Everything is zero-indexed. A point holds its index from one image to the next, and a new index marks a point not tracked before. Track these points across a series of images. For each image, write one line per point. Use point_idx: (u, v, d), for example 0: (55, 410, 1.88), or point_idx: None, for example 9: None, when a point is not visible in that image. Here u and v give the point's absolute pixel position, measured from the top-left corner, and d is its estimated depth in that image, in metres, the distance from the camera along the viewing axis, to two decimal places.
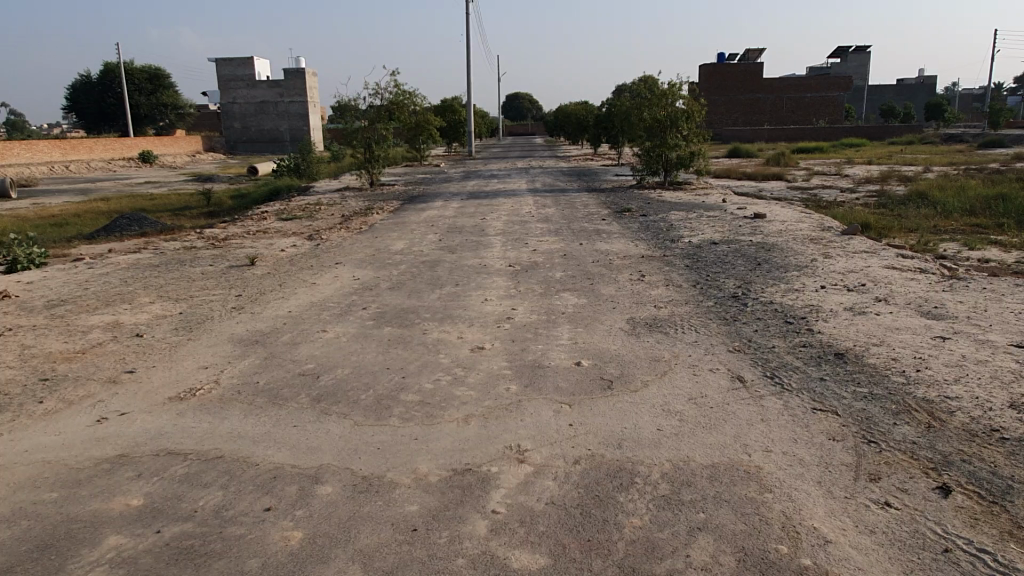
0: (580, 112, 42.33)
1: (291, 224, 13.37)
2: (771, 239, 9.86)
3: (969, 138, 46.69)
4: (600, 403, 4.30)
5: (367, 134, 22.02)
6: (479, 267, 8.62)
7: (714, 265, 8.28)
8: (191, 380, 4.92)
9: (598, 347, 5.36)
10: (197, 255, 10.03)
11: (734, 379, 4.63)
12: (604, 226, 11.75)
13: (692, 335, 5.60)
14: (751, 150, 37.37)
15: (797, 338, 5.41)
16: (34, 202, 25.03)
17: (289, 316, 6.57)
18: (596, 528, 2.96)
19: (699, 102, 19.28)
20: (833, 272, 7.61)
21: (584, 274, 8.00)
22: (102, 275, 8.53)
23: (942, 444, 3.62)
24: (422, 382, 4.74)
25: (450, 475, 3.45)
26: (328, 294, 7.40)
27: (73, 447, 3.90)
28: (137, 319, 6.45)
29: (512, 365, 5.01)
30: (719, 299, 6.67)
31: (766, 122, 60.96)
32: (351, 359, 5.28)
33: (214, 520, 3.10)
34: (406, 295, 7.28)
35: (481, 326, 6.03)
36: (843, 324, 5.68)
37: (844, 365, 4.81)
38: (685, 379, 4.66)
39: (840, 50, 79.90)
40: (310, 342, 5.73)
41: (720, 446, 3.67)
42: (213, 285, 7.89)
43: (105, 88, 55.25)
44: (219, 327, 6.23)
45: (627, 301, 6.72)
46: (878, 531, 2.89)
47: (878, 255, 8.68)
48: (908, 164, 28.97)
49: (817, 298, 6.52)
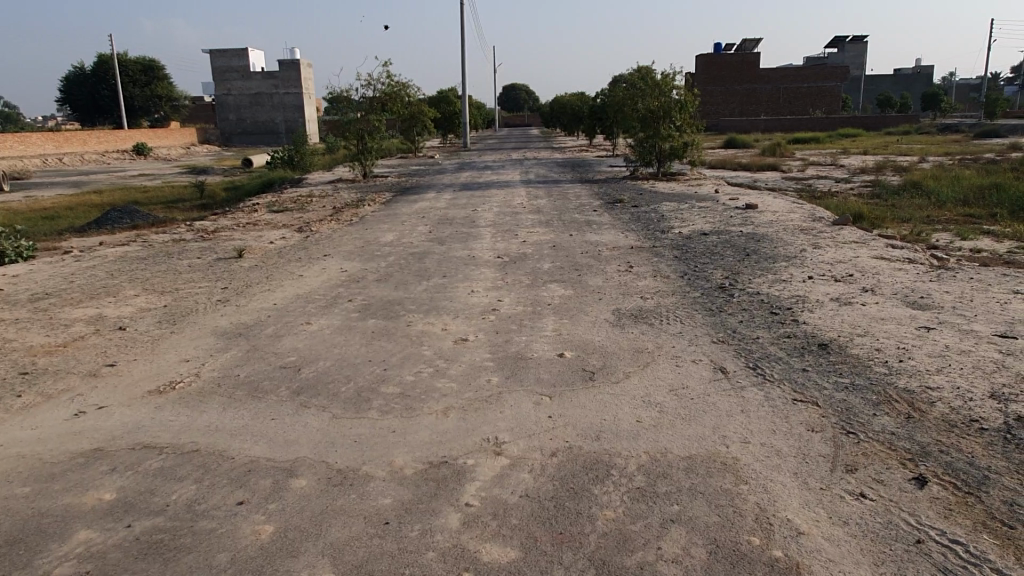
0: (576, 103, 42.15)
1: (282, 216, 13.31)
2: (763, 231, 9.81)
3: (966, 128, 46.61)
4: (580, 395, 4.27)
5: (360, 125, 21.88)
6: (468, 259, 8.59)
7: (703, 255, 8.25)
8: (172, 374, 4.88)
9: (581, 338, 5.34)
10: (186, 248, 9.97)
11: (717, 370, 4.61)
12: (595, 217, 11.70)
13: (677, 326, 5.58)
14: (747, 141, 37.25)
15: (782, 329, 5.39)
16: (27, 195, 24.95)
17: (274, 308, 6.55)
18: (569, 521, 2.94)
19: (694, 92, 19.15)
20: (822, 262, 7.58)
21: (572, 265, 7.97)
22: (88, 269, 8.47)
23: (920, 435, 3.61)
24: (404, 374, 4.72)
25: (425, 468, 3.43)
26: (314, 287, 7.36)
27: (49, 441, 3.88)
28: (120, 312, 6.42)
29: (495, 358, 4.99)
30: (706, 290, 6.65)
31: (762, 112, 60.83)
32: (333, 351, 5.26)
33: (186, 514, 3.08)
34: (392, 287, 7.24)
35: (466, 318, 6.00)
36: (828, 315, 5.67)
37: (827, 356, 4.80)
38: (667, 370, 4.63)
39: (838, 40, 79.66)
40: (293, 334, 5.70)
41: (698, 438, 3.65)
42: (199, 278, 7.83)
43: (99, 80, 54.84)
44: (202, 320, 6.19)
45: (614, 292, 6.69)
46: (852, 523, 2.88)
47: (869, 246, 8.63)
48: (902, 155, 28.95)
49: (803, 289, 6.50)
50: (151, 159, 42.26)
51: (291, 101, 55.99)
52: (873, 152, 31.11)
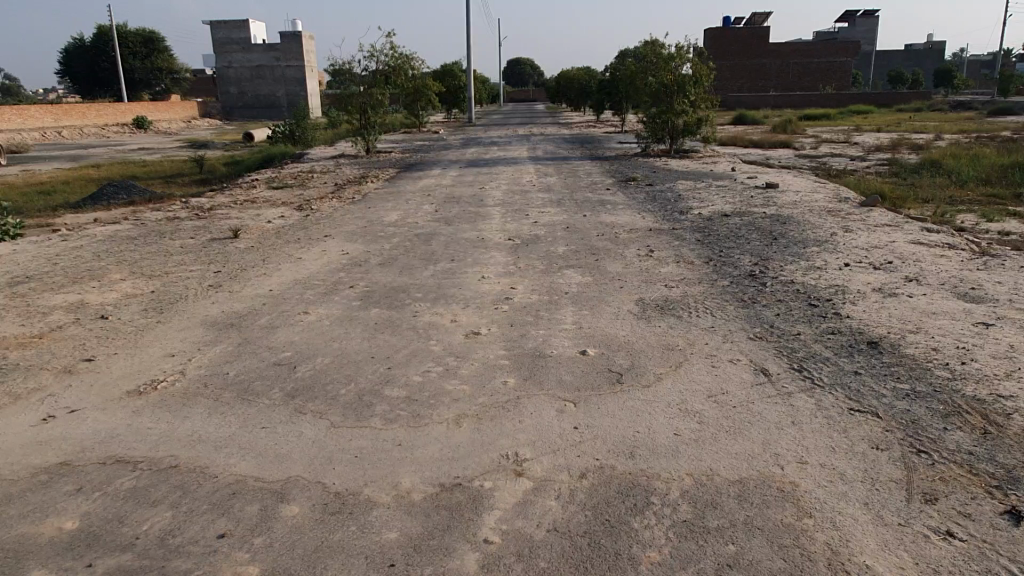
0: (582, 79, 41.48)
1: (282, 193, 12.80)
2: (787, 212, 9.28)
3: (979, 105, 45.74)
4: (608, 402, 3.81)
5: (363, 98, 21.23)
6: (475, 241, 8.13)
7: (727, 239, 7.76)
8: (154, 371, 4.42)
9: (605, 333, 4.87)
10: (179, 227, 9.48)
11: (758, 373, 4.13)
12: (608, 196, 11.19)
13: (707, 319, 5.10)
14: (758, 117, 36.39)
15: (825, 324, 4.91)
16: (23, 169, 24.49)
17: (270, 295, 6.07)
18: (607, 566, 2.49)
19: (708, 65, 18.49)
20: (856, 247, 7.08)
21: (588, 248, 7.49)
22: (74, 249, 8.00)
23: (1003, 455, 3.15)
24: (410, 375, 4.25)
25: (436, 493, 2.98)
26: (313, 271, 6.86)
27: (11, 452, 3.44)
28: (104, 298, 5.95)
29: (510, 355, 4.52)
30: (735, 278, 6.15)
31: (771, 88, 59.75)
32: (333, 345, 4.80)
33: (158, 551, 2.64)
34: (396, 272, 6.75)
35: (476, 309, 5.52)
36: (874, 308, 5.18)
37: (880, 357, 4.31)
38: (703, 372, 4.16)
39: (849, 15, 78.47)
40: (289, 326, 5.23)
41: (748, 457, 3.20)
42: (191, 260, 7.36)
43: (99, 52, 53.97)
44: (191, 308, 5.73)
45: (636, 280, 6.20)
46: (944, 571, 2.43)
47: (903, 229, 8.11)
48: (916, 132, 28.25)
49: (842, 278, 6.00)
50: (152, 133, 41.55)
51: (293, 75, 55.04)
52: (886, 129, 30.36)
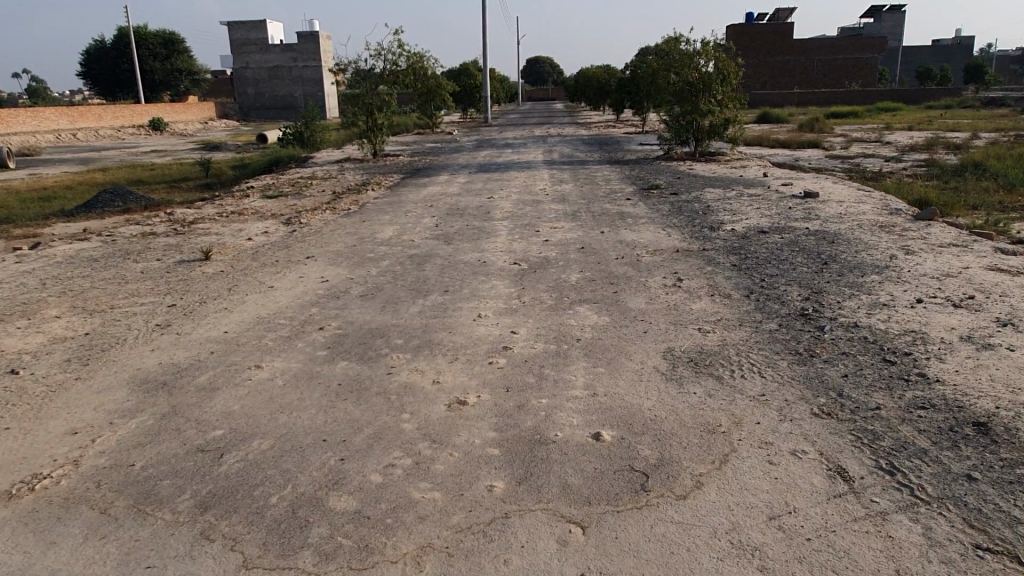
0: (602, 77, 40.39)
1: (274, 204, 11.84)
2: (833, 227, 8.14)
3: (1012, 101, 43.86)
4: (630, 525, 2.75)
5: (370, 99, 20.22)
6: (476, 264, 7.10)
7: (770, 263, 6.65)
8: (42, 460, 3.42)
9: (625, 404, 3.80)
10: (150, 245, 8.53)
11: (835, 477, 3.04)
12: (629, 208, 10.08)
13: (756, 383, 4.01)
14: (783, 115, 35.01)
15: (909, 393, 3.81)
16: (28, 173, 23.79)
17: (223, 339, 5.08)
18: None
19: (734, 62, 17.35)
20: (924, 276, 5.94)
21: (605, 276, 6.43)
22: (24, 274, 7.08)
23: None
24: (368, 472, 3.20)
25: None
26: (281, 305, 5.87)
27: None
28: (26, 344, 4.99)
29: (502, 441, 3.46)
30: (784, 320, 5.05)
31: (795, 85, 58.10)
32: (279, 419, 3.77)
33: None
34: (377, 308, 5.72)
35: (465, 363, 4.47)
36: (968, 367, 4.06)
37: (995, 448, 3.20)
38: (759, 474, 3.08)
39: (874, 10, 76.49)
40: (233, 387, 4.22)
41: None
42: (145, 290, 6.39)
43: (119, 54, 53.62)
44: (124, 358, 4.74)
45: (663, 321, 5.11)
46: None
47: (973, 251, 6.92)
48: (952, 130, 26.79)
49: (917, 320, 4.88)
50: (167, 135, 40.97)
51: (308, 75, 54.38)
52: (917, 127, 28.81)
